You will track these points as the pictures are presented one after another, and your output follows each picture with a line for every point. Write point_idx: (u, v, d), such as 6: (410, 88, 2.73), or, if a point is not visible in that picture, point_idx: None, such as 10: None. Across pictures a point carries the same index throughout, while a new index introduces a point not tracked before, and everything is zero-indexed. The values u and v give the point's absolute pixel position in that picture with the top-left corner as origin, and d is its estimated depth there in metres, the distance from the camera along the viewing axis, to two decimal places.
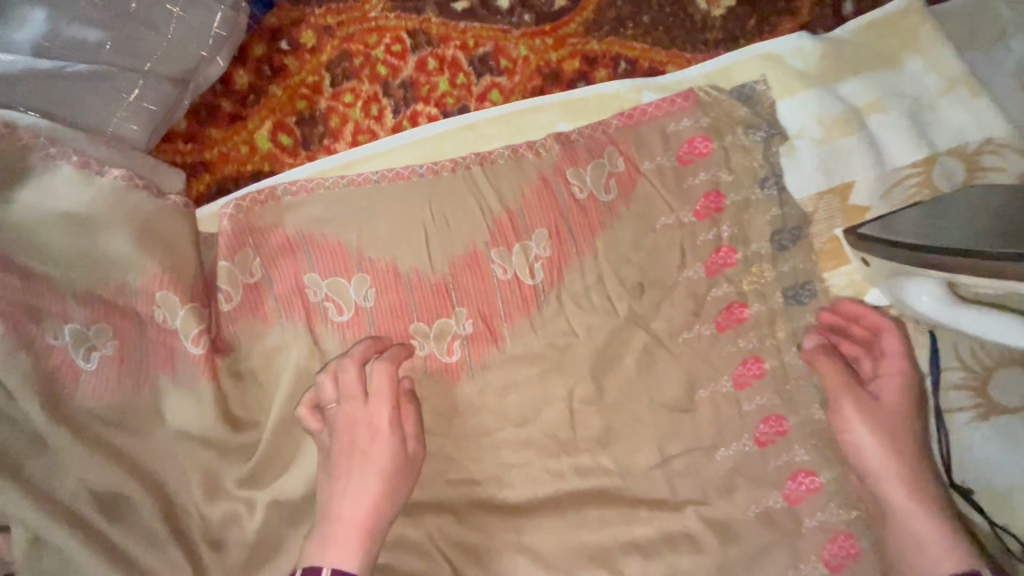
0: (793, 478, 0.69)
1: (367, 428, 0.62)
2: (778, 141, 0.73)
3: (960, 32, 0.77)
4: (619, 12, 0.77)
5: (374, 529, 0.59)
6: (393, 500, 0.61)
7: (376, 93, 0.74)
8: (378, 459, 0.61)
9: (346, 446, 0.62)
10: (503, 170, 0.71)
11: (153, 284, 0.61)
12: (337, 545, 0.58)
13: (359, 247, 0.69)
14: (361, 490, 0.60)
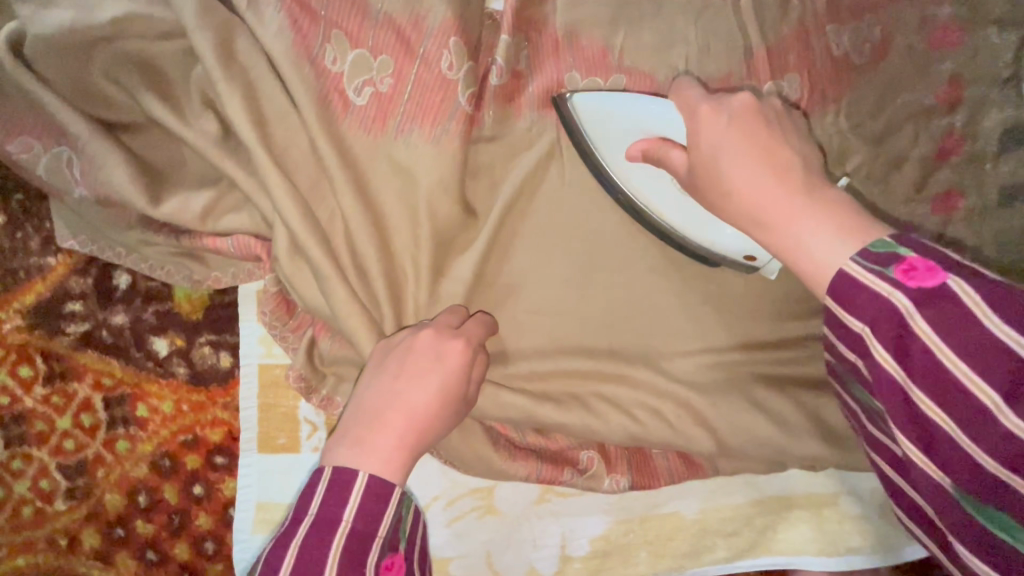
0: None
1: (450, 346, 0.58)
2: None
3: None
4: None
5: (417, 449, 0.55)
6: (442, 428, 0.57)
7: None
8: (448, 384, 0.57)
9: (415, 364, 0.57)
10: (770, 9, 0.72)
11: (448, 30, 0.61)
12: (377, 456, 0.52)
13: (620, 53, 0.69)
14: (418, 412, 0.55)
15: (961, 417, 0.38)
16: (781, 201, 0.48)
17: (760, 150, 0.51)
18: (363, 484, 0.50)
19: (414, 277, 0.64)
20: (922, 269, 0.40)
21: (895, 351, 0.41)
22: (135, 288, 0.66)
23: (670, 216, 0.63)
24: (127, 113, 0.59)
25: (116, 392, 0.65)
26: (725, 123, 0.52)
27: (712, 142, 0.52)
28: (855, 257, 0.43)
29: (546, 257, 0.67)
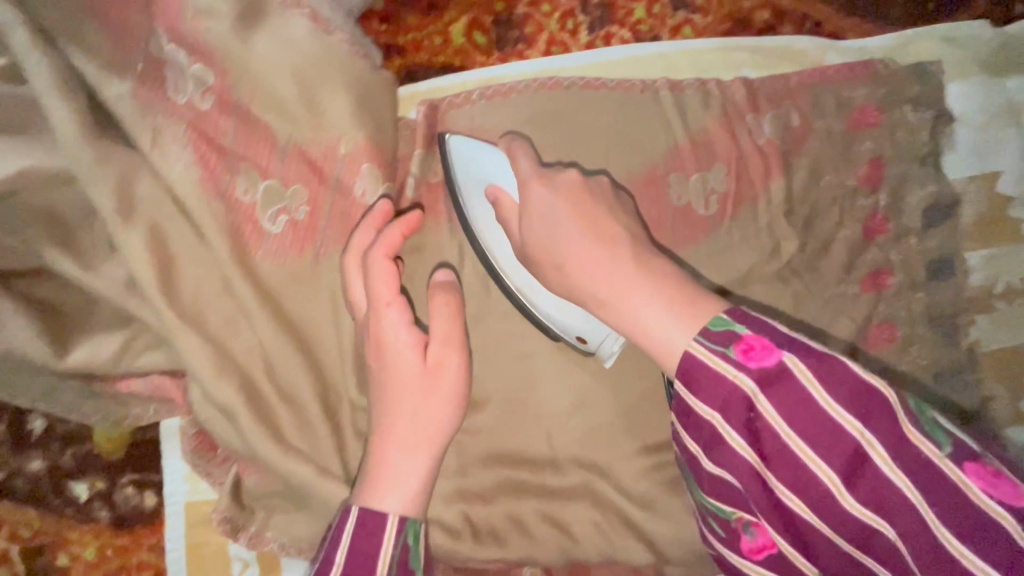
0: None
1: (379, 325, 0.53)
2: (943, 122, 0.76)
3: None
4: None
5: (415, 444, 0.52)
6: (428, 413, 0.52)
7: (574, 8, 0.73)
8: (396, 366, 0.52)
9: (397, 358, 0.52)
10: (690, 103, 0.73)
11: (361, 154, 0.61)
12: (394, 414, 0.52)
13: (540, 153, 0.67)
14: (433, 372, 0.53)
15: (816, 508, 0.39)
16: (601, 268, 0.48)
17: (597, 231, 0.50)
18: (355, 516, 0.48)
19: (337, 404, 0.62)
20: (758, 348, 0.40)
21: (710, 448, 0.42)
22: (52, 433, 0.63)
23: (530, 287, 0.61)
24: (23, 261, 0.56)
25: (34, 542, 0.62)
26: (550, 221, 0.52)
27: (570, 248, 0.50)
28: (697, 337, 0.41)
29: (478, 371, 0.65)
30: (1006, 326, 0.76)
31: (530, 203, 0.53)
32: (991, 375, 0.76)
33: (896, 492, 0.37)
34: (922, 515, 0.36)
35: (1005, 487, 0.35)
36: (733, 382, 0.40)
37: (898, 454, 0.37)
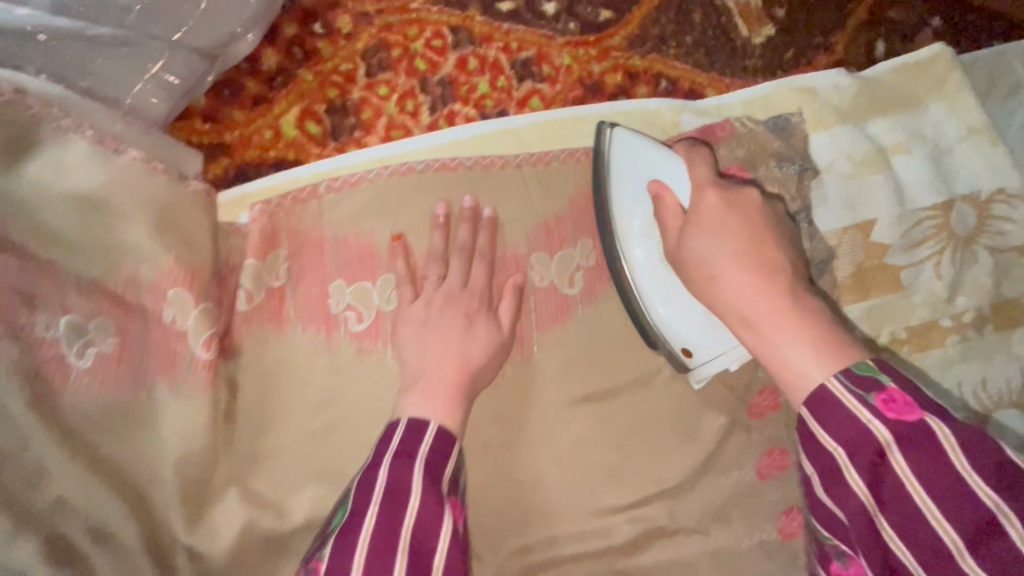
0: (787, 514, 0.71)
1: (473, 280, 0.64)
2: (808, 176, 0.74)
3: (985, 80, 0.78)
4: (662, 31, 0.75)
5: (466, 395, 0.58)
6: (480, 364, 0.60)
7: (412, 88, 0.69)
8: (467, 330, 0.61)
9: (479, 327, 0.62)
10: (553, 176, 0.69)
11: (167, 279, 0.57)
12: (450, 393, 0.57)
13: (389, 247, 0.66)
14: (439, 347, 0.60)
15: (903, 534, 0.41)
16: (756, 304, 0.53)
17: (749, 242, 0.57)
18: (405, 425, 0.52)
19: (166, 552, 0.57)
20: (899, 402, 0.43)
21: (828, 480, 0.46)
22: None
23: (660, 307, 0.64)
24: None
25: None
26: (709, 238, 0.57)
27: (703, 249, 0.57)
28: (840, 376, 0.46)
29: (330, 488, 0.62)
30: None
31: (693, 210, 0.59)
32: None
33: (1006, 541, 0.38)
34: (1009, 538, 0.37)
35: None
36: (853, 430, 0.43)
37: (999, 491, 0.38)
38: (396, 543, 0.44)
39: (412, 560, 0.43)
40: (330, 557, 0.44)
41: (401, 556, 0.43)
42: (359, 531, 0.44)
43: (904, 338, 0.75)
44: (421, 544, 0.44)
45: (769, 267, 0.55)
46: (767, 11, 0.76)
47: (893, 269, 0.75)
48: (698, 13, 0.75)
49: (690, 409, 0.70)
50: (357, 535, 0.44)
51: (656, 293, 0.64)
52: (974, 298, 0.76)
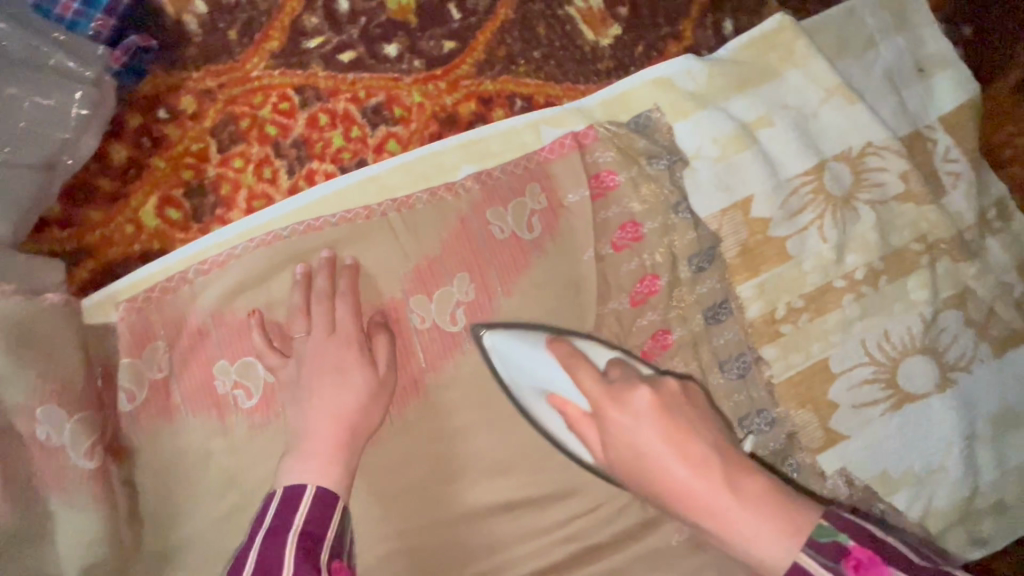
0: None
1: (347, 326, 0.65)
2: (680, 167, 0.73)
3: (838, 37, 0.79)
4: (510, 50, 0.75)
5: (350, 444, 0.60)
6: (363, 416, 0.62)
7: (267, 155, 0.70)
8: (352, 382, 0.62)
9: (355, 371, 0.62)
10: (420, 216, 0.70)
11: (34, 398, 0.57)
12: (331, 449, 0.59)
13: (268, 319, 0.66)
14: (312, 408, 0.61)
15: None
16: (726, 500, 0.50)
17: (677, 424, 0.54)
18: (278, 499, 0.55)
19: None
20: (865, 562, 0.44)
21: None
22: None
23: (555, 424, 0.65)
24: None
25: None
26: (652, 430, 0.54)
27: (652, 444, 0.54)
28: (805, 548, 0.46)
29: None
30: (795, 348, 0.75)
31: (616, 437, 0.56)
32: (794, 401, 0.74)
33: None
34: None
35: None
36: None
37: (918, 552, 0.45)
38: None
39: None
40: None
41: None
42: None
43: (800, 306, 0.75)
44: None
45: (685, 434, 0.54)
46: (610, 11, 0.77)
47: (778, 241, 0.75)
48: (541, 26, 0.76)
49: None
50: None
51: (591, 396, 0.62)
52: (862, 254, 0.76)
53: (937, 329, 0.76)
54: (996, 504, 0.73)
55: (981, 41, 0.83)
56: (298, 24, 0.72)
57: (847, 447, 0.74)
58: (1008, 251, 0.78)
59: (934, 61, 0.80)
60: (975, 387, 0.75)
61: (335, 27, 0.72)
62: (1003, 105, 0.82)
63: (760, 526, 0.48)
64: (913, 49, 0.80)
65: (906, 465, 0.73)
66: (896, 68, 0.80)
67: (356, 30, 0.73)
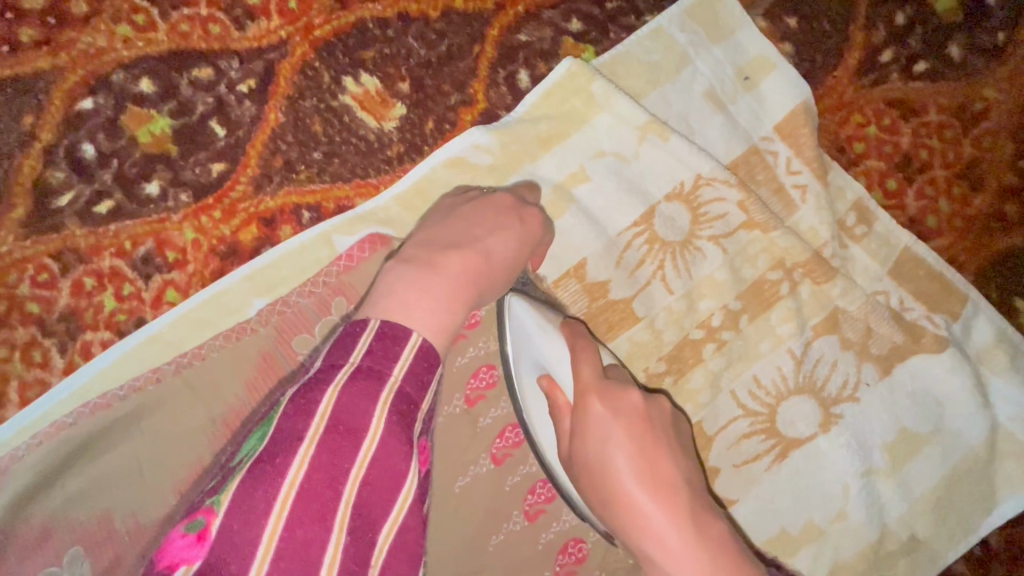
0: (562, 551, 0.65)
1: (529, 212, 0.61)
2: None
3: (644, 66, 0.72)
4: (287, 157, 0.68)
5: (462, 292, 0.53)
6: (498, 291, 0.57)
7: (33, 336, 0.63)
8: (526, 235, 0.60)
9: (494, 233, 0.58)
10: (214, 366, 0.63)
11: None
12: (437, 280, 0.52)
13: (66, 520, 0.58)
14: (495, 241, 0.57)
15: None
16: (676, 538, 0.48)
17: (649, 449, 0.53)
18: (374, 331, 0.46)
19: None
20: None
21: None
22: None
23: (547, 444, 0.60)
24: None
25: None
26: (622, 438, 0.52)
27: (618, 453, 0.52)
28: None
29: None
30: None
31: (592, 433, 0.53)
32: None
33: None
34: None
35: None
36: None
37: None
38: (336, 506, 0.40)
39: (318, 508, 0.39)
40: (235, 493, 0.39)
41: (344, 511, 0.40)
42: (286, 474, 0.39)
43: (660, 370, 0.68)
44: (363, 508, 0.41)
45: (657, 456, 0.52)
46: (390, 90, 0.70)
47: (622, 303, 0.67)
48: (317, 122, 0.69)
49: (454, 526, 0.63)
50: (282, 481, 0.39)
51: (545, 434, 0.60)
52: (716, 297, 0.69)
53: (812, 362, 0.68)
54: (907, 541, 0.68)
55: (808, 30, 0.75)
56: (43, 181, 0.65)
57: (737, 512, 0.67)
58: (874, 259, 0.72)
59: (759, 66, 0.73)
60: (865, 418, 0.68)
61: (85, 175, 0.65)
62: (845, 95, 0.75)
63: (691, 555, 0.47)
64: (733, 57, 0.73)
65: (805, 516, 0.67)
66: (717, 83, 0.72)
67: (110, 174, 0.66)
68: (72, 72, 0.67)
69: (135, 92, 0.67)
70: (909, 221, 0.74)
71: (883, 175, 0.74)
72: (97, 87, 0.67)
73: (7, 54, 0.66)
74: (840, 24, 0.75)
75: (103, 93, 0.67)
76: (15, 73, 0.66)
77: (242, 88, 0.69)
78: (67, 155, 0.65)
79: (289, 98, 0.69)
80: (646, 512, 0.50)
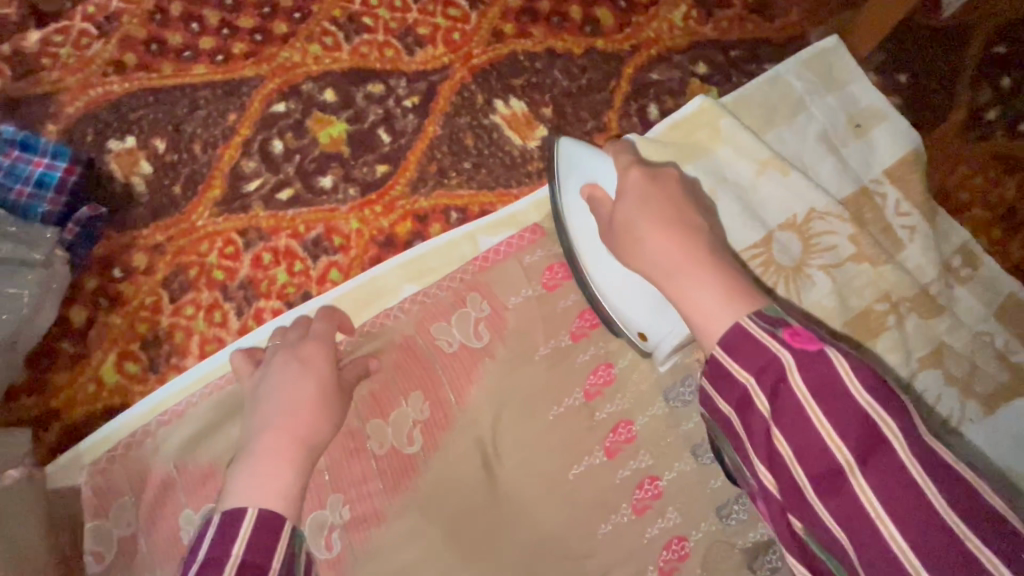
0: (667, 548, 0.68)
1: (307, 350, 0.63)
2: None
3: (764, 106, 0.79)
4: (440, 164, 0.77)
5: (298, 453, 0.54)
6: (324, 423, 0.58)
7: (216, 299, 0.73)
8: (317, 372, 0.61)
9: (298, 380, 0.59)
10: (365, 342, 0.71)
11: None
12: (268, 455, 0.52)
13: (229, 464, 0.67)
14: (294, 387, 0.59)
15: (831, 419, 0.40)
16: (683, 256, 0.51)
17: (669, 211, 0.55)
18: (215, 524, 0.46)
19: None
20: (803, 335, 0.43)
21: (774, 394, 0.42)
22: None
23: (585, 250, 0.68)
24: None
25: None
26: (643, 209, 0.56)
27: (636, 211, 0.56)
28: (750, 320, 0.45)
29: None
30: None
31: (624, 194, 0.57)
32: None
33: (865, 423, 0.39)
34: (891, 445, 0.38)
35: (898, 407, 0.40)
36: (750, 345, 0.44)
37: (876, 398, 0.40)
38: None
39: None
40: None
41: None
42: None
43: None
44: None
45: (683, 220, 0.54)
46: (534, 113, 0.79)
47: None
48: (469, 136, 0.78)
49: (567, 509, 0.69)
50: None
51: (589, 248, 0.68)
52: (824, 322, 0.73)
53: (916, 394, 0.71)
54: None
55: (917, 88, 0.82)
56: (238, 168, 0.76)
57: None
58: (978, 301, 0.75)
59: (870, 115, 0.79)
60: (970, 453, 0.70)
61: (272, 166, 0.76)
62: (952, 147, 0.80)
63: (700, 275, 0.49)
64: (846, 106, 0.80)
65: None
66: (831, 128, 0.79)
67: (292, 167, 0.76)
68: (270, 81, 0.79)
69: (319, 100, 0.78)
70: (1012, 268, 0.78)
71: (987, 224, 0.79)
72: (289, 94, 0.78)
73: (222, 63, 0.79)
74: (947, 84, 0.82)
75: (294, 99, 0.78)
76: (226, 78, 0.78)
77: (407, 104, 0.79)
78: (260, 148, 0.76)
79: (446, 114, 0.79)
80: (661, 253, 0.52)
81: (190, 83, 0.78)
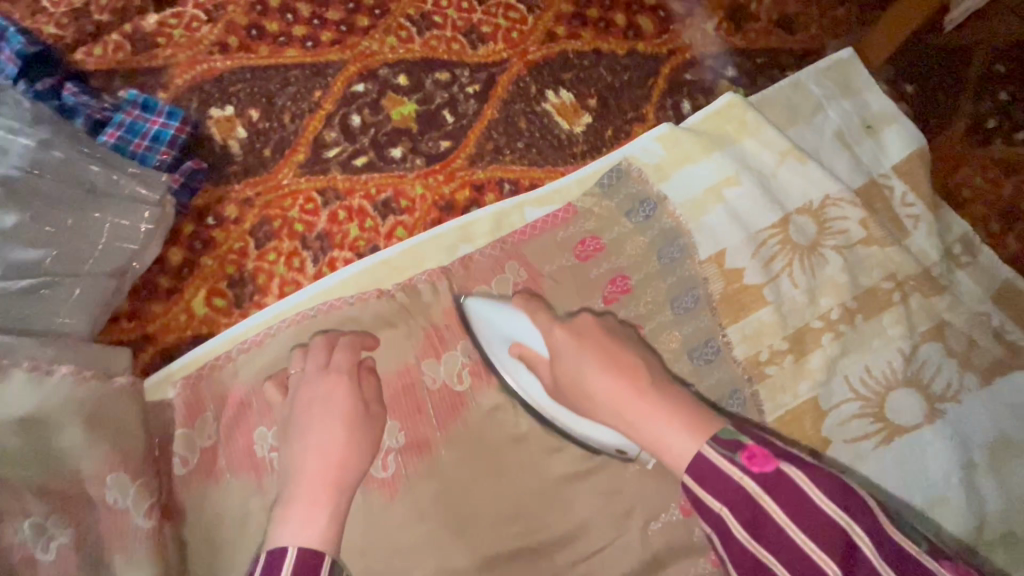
0: None
1: (331, 382, 0.66)
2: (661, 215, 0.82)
3: (786, 106, 0.89)
4: (496, 143, 0.88)
5: (336, 497, 0.59)
6: (354, 464, 0.62)
7: (295, 248, 0.83)
8: (339, 409, 0.64)
9: (317, 430, 0.63)
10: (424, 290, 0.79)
11: (104, 467, 0.61)
12: (304, 507, 0.57)
13: None
14: (321, 433, 0.62)
15: (810, 534, 0.45)
16: (630, 392, 0.58)
17: (610, 356, 0.62)
18: (263, 563, 0.52)
19: None
20: (759, 456, 0.48)
21: (754, 527, 0.47)
22: None
23: (534, 393, 0.72)
24: None
25: None
26: (585, 360, 0.62)
27: (580, 357, 0.62)
28: (710, 444, 0.51)
29: None
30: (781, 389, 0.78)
31: (567, 353, 0.63)
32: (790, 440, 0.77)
33: (835, 528, 0.45)
34: (860, 548, 0.44)
35: (863, 516, 0.45)
36: (714, 472, 0.49)
37: (843, 507, 0.45)
38: None
39: None
40: None
41: None
42: None
43: (784, 348, 0.80)
44: None
45: (623, 362, 0.61)
46: (581, 104, 0.90)
47: (755, 287, 0.81)
48: (523, 120, 0.89)
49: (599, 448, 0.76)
50: None
51: (529, 381, 0.72)
52: (836, 295, 0.81)
53: (919, 362, 0.79)
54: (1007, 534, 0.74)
55: (924, 96, 0.91)
56: (321, 137, 0.87)
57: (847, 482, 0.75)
58: (977, 284, 0.84)
59: (881, 118, 0.89)
60: (967, 416, 0.77)
61: (350, 137, 0.87)
62: (955, 150, 0.90)
63: (645, 404, 0.56)
64: (859, 109, 0.89)
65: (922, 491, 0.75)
66: (845, 127, 0.88)
67: (367, 138, 0.87)
68: (352, 65, 0.90)
69: (394, 83, 0.90)
70: (1010, 258, 0.86)
71: (986, 218, 0.87)
72: (367, 77, 0.90)
73: (311, 49, 0.91)
74: (952, 94, 0.91)
75: (372, 81, 0.90)
76: (314, 61, 0.90)
77: (470, 90, 0.90)
78: (340, 121, 0.87)
79: (504, 100, 0.90)
80: (609, 394, 0.59)
81: (283, 64, 0.90)
